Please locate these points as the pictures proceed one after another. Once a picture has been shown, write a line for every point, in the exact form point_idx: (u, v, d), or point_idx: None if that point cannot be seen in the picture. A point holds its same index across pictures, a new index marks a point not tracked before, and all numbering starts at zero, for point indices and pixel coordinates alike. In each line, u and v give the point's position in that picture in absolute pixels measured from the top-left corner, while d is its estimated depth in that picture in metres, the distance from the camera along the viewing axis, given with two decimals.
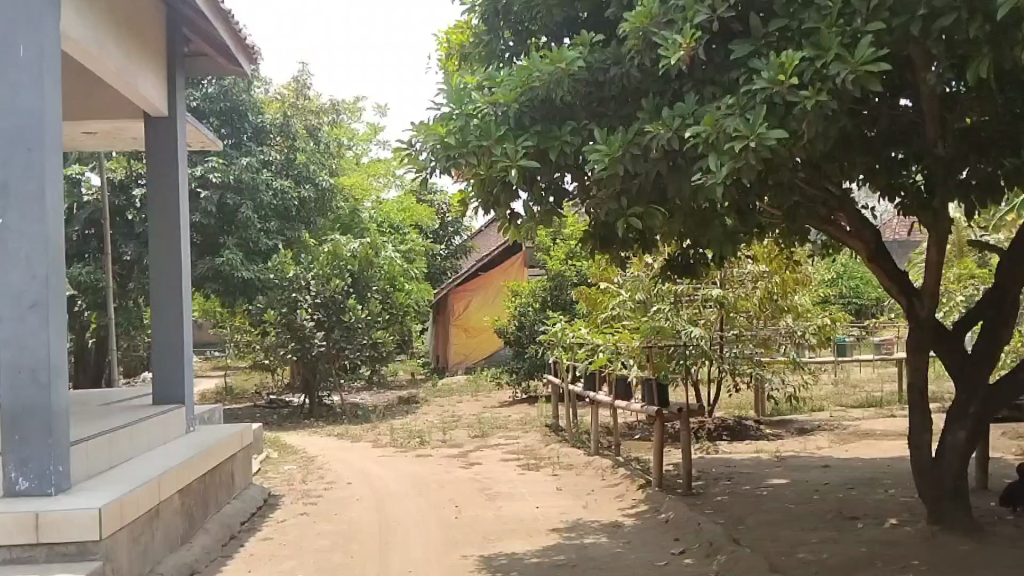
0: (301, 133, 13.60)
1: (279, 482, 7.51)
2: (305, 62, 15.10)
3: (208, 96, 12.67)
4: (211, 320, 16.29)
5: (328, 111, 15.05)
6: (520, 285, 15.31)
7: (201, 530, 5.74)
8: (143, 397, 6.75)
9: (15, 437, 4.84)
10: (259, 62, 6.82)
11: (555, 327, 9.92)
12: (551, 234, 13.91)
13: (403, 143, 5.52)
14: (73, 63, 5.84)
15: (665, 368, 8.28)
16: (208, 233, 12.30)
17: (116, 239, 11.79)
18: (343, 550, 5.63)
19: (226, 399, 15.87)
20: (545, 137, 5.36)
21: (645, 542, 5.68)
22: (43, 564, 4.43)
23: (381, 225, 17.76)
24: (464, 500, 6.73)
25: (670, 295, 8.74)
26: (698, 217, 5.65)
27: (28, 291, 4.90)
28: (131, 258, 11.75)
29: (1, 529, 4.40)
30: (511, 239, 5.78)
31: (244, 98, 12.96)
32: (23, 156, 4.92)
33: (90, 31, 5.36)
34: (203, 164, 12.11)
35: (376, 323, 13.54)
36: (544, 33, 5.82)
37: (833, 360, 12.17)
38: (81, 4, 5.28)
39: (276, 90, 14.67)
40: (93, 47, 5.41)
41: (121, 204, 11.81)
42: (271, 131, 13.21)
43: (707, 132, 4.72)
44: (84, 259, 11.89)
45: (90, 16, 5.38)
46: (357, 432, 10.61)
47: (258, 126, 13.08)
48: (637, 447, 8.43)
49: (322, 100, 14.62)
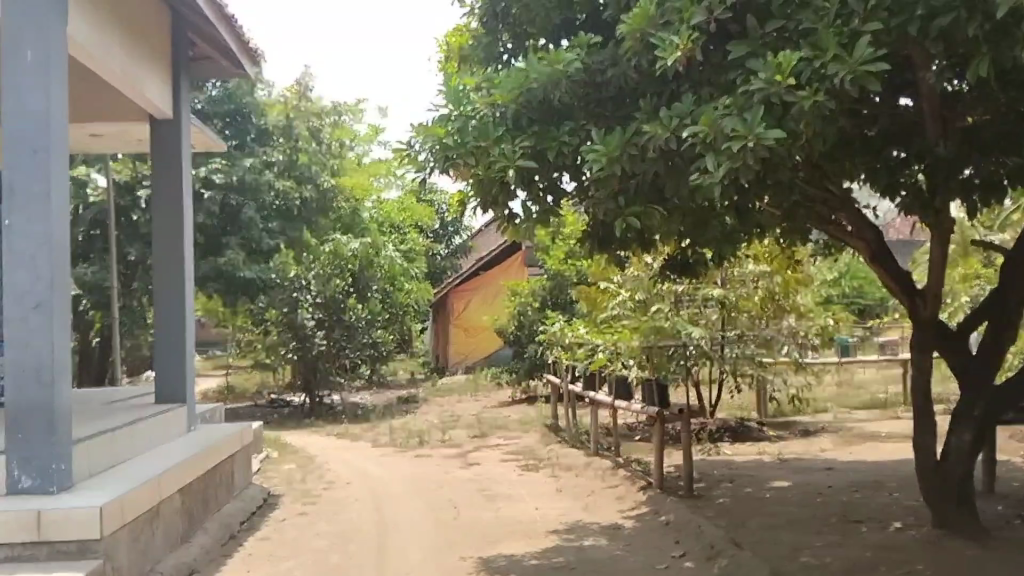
0: (304, 134, 13.46)
1: (279, 481, 7.53)
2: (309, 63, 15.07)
3: (213, 99, 12.94)
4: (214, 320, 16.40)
5: (331, 110, 14.58)
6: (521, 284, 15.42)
7: (201, 529, 5.76)
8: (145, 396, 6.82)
9: (19, 434, 4.89)
10: (262, 65, 6.99)
11: (555, 326, 9.91)
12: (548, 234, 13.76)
13: (402, 144, 5.58)
14: (79, 68, 5.94)
15: (665, 369, 8.18)
16: (213, 237, 12.44)
17: (121, 240, 11.92)
18: (342, 550, 5.63)
19: (230, 399, 15.97)
20: (543, 138, 5.39)
21: (646, 545, 5.64)
22: (43, 562, 4.46)
23: (384, 226, 17.41)
24: (464, 501, 6.71)
25: (670, 295, 8.79)
26: (697, 216, 5.64)
27: (33, 291, 4.97)
28: (136, 258, 11.91)
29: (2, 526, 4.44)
30: (510, 239, 5.79)
31: (247, 100, 13.11)
32: (29, 158, 4.99)
33: (97, 37, 5.47)
34: (207, 167, 12.37)
35: (376, 322, 13.71)
36: (543, 36, 5.84)
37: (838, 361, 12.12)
38: (88, 10, 5.39)
39: (279, 90, 14.11)
40: (99, 52, 5.50)
41: (126, 205, 11.87)
42: (274, 133, 13.28)
43: (704, 132, 4.72)
44: (89, 260, 12.03)
45: (97, 21, 5.48)
46: (357, 432, 10.64)
47: (262, 128, 13.25)
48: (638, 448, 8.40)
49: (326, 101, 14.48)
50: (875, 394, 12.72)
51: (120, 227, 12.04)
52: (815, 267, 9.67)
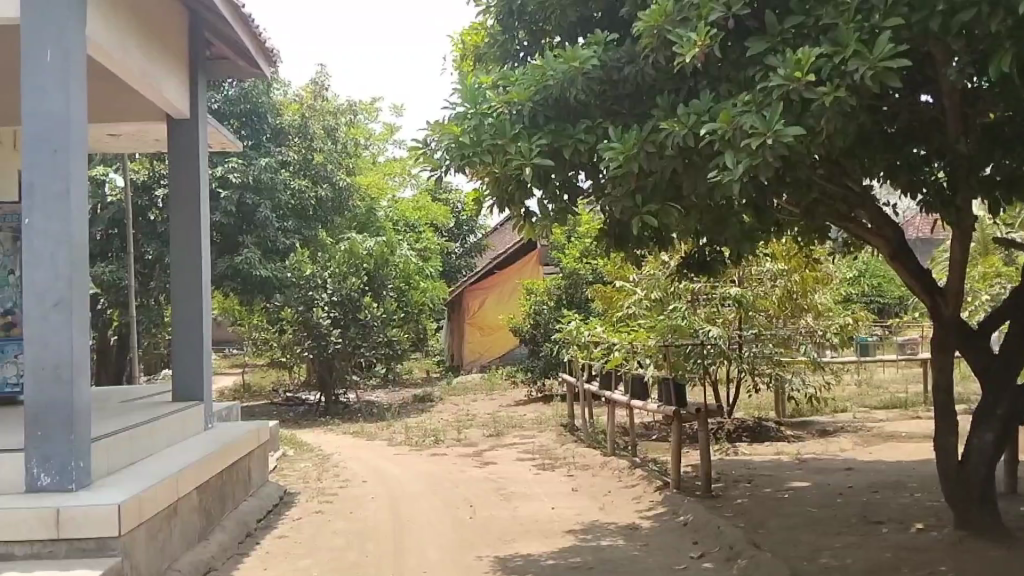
0: (319, 133, 13.75)
1: (295, 479, 7.54)
2: (323, 65, 15.10)
3: (229, 98, 13.04)
4: (231, 318, 16.54)
5: (345, 111, 15.13)
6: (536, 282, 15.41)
7: (218, 527, 5.79)
8: (164, 394, 6.88)
9: (38, 432, 4.93)
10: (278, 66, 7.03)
11: (570, 326, 9.83)
12: (565, 231, 13.87)
13: (418, 143, 5.59)
14: (98, 68, 5.98)
15: (682, 368, 8.32)
16: (229, 236, 12.47)
17: (139, 238, 12.04)
18: (359, 549, 5.62)
19: (246, 397, 16.09)
20: (559, 136, 5.36)
21: (664, 545, 5.60)
22: (62, 559, 4.49)
23: (398, 224, 17.91)
24: (479, 500, 6.69)
25: (687, 294, 8.74)
26: (714, 214, 5.60)
27: (51, 291, 4.98)
28: (153, 257, 12.04)
29: (22, 524, 4.48)
30: (526, 237, 5.78)
31: (263, 100, 13.25)
32: (49, 157, 5.02)
33: (115, 38, 5.50)
34: (224, 166, 12.40)
35: (392, 321, 13.61)
36: (558, 33, 5.81)
37: (857, 360, 12.06)
38: (107, 10, 5.42)
39: (296, 92, 14.58)
40: (116, 51, 5.53)
41: (144, 204, 12.05)
42: (289, 132, 13.53)
43: (722, 129, 4.67)
44: (106, 258, 12.18)
45: (115, 21, 5.52)
46: (374, 430, 10.67)
47: (277, 127, 13.44)
48: (655, 448, 8.35)
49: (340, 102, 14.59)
50: (896, 394, 12.63)
51: (137, 224, 12.13)
52: (836, 266, 9.55)
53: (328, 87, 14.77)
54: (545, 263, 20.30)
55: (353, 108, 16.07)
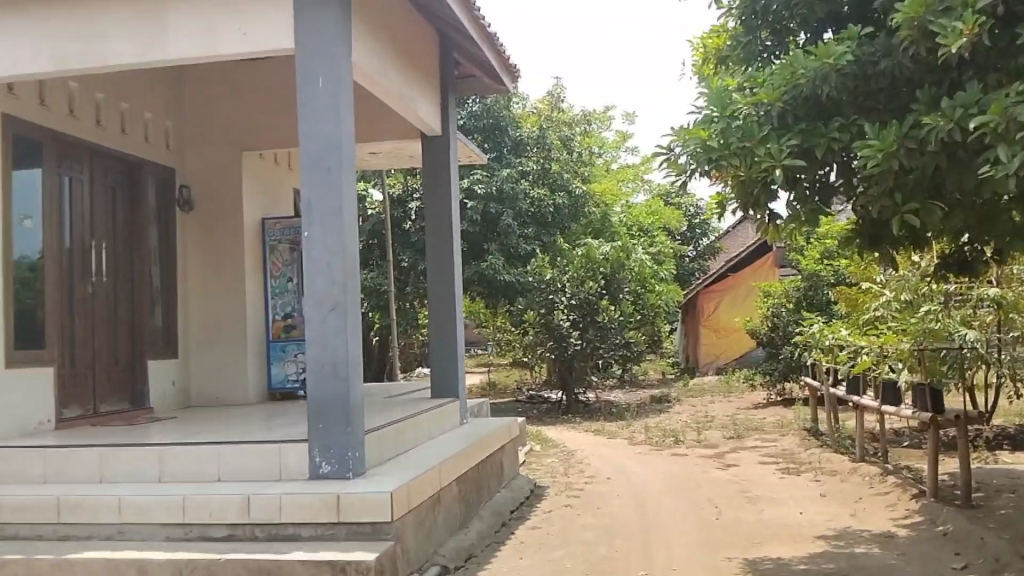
0: (557, 144, 14.66)
1: (544, 473, 7.92)
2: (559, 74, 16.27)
3: (473, 114, 14.24)
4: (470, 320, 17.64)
5: (579, 121, 15.91)
6: (772, 285, 15.35)
7: (476, 516, 6.17)
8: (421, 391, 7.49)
9: (319, 424, 5.34)
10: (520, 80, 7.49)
11: (814, 327, 10.13)
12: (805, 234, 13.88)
13: (664, 148, 5.72)
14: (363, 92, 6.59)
15: (938, 373, 8.10)
16: (475, 244, 13.54)
17: (398, 248, 13.03)
18: (609, 544, 5.82)
19: (491, 394, 17.02)
20: (810, 135, 5.32)
21: (924, 554, 5.44)
22: (343, 541, 4.83)
23: (631, 228, 18.20)
24: (726, 502, 6.76)
25: (940, 295, 8.41)
26: (979, 210, 5.37)
27: (330, 296, 5.43)
28: (409, 265, 12.91)
29: (307, 508, 4.88)
30: (772, 239, 5.82)
31: (503, 114, 14.36)
32: (323, 176, 5.47)
33: (374, 61, 5.98)
34: (469, 178, 13.56)
35: (630, 323, 13.78)
36: (806, 30, 5.85)
37: None
38: (368, 37, 5.90)
39: (533, 104, 15.75)
40: (375, 74, 6.00)
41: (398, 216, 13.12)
42: (528, 144, 14.42)
43: (994, 122, 4.40)
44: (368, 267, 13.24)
45: (376, 47, 6.01)
46: (614, 428, 11.03)
47: (517, 139, 14.38)
48: (907, 455, 8.13)
49: (574, 112, 15.51)
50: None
51: (392, 230, 13.19)
52: None
53: (564, 99, 15.90)
54: (782, 265, 20.15)
55: (587, 115, 16.73)
